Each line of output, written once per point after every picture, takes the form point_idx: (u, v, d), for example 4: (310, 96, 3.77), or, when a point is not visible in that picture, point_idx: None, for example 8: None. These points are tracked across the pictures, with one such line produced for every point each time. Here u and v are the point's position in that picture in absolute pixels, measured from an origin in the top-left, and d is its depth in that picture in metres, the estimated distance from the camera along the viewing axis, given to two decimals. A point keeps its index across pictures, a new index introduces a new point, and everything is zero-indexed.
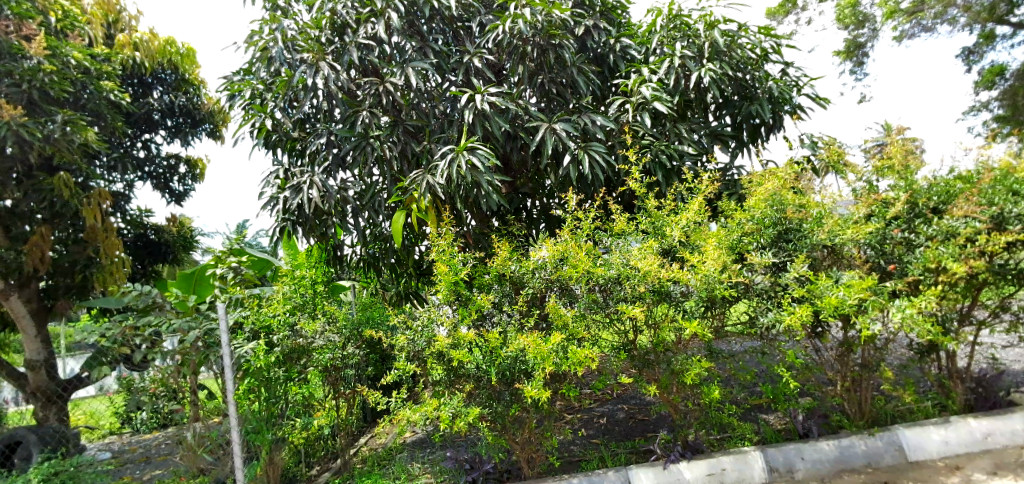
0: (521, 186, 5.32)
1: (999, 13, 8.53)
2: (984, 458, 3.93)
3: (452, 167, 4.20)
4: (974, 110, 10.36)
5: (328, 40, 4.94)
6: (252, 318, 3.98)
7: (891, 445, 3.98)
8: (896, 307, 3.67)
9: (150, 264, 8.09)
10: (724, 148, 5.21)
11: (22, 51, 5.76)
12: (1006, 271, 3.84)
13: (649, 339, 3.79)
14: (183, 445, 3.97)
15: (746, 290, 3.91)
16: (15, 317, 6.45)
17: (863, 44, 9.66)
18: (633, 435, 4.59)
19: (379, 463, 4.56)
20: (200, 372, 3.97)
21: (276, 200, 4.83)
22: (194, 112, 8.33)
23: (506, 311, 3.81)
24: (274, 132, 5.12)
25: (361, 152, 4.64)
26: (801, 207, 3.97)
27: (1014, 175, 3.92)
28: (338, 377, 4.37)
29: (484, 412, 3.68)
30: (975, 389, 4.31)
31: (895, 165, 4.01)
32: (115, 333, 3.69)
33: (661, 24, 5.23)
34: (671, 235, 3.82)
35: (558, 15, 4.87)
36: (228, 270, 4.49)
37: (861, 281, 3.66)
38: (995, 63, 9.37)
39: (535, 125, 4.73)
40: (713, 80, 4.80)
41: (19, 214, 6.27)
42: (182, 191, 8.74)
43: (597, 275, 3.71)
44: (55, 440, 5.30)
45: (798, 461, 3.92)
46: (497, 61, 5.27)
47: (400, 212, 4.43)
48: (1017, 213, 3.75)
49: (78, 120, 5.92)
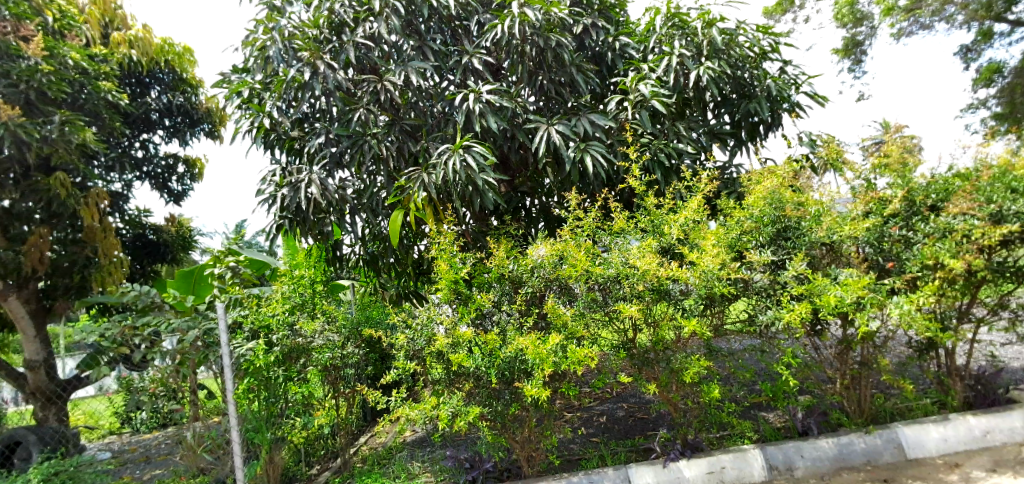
0: (520, 185, 5.27)
1: (997, 11, 8.53)
2: (984, 455, 3.93)
3: (447, 164, 4.22)
4: (972, 108, 10.36)
5: (327, 39, 4.94)
6: (252, 318, 3.99)
7: (890, 442, 3.99)
8: (894, 304, 3.67)
9: (150, 264, 8.05)
10: (723, 147, 5.23)
11: (20, 52, 5.77)
12: (1005, 268, 3.86)
13: (649, 338, 3.77)
14: (183, 444, 4.00)
15: (746, 288, 3.93)
16: (15, 318, 6.55)
17: (862, 42, 9.66)
18: (633, 433, 4.60)
19: (379, 462, 4.56)
20: (199, 371, 3.99)
21: (275, 199, 4.82)
22: (192, 111, 8.32)
23: (506, 310, 3.81)
24: (272, 132, 5.11)
25: (358, 150, 4.64)
26: (799, 204, 3.99)
27: (1012, 173, 3.92)
28: (338, 377, 4.35)
29: (484, 411, 3.69)
30: (974, 386, 4.32)
31: (893, 163, 4.01)
32: (115, 333, 3.71)
33: (659, 22, 5.25)
34: (670, 233, 3.82)
35: (557, 14, 4.87)
36: (227, 269, 4.42)
37: (858, 279, 3.67)
38: (993, 61, 9.37)
39: (534, 125, 4.75)
40: (711, 78, 4.79)
41: (18, 215, 6.24)
42: (181, 191, 8.73)
43: (597, 273, 3.71)
44: (55, 440, 5.30)
45: (797, 459, 3.93)
46: (496, 60, 5.27)
47: (399, 210, 4.43)
48: (1015, 211, 3.72)
49: (76, 120, 5.92)
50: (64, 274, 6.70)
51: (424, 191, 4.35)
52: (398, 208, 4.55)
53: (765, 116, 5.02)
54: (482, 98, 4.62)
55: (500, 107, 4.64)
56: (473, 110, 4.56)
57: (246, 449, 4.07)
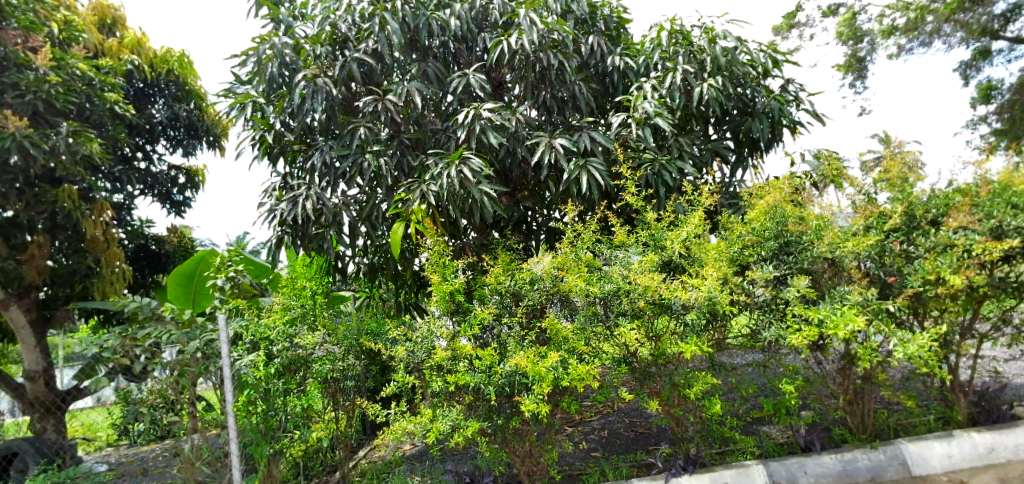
0: (522, 199, 5.24)
1: (993, 30, 8.61)
2: (989, 472, 3.91)
3: (445, 173, 4.26)
4: (972, 124, 10.40)
5: (329, 56, 4.98)
6: (251, 330, 4.07)
7: (893, 459, 3.95)
8: (898, 337, 3.61)
9: (150, 274, 8.05)
10: (723, 163, 5.29)
11: (28, 63, 5.82)
12: (1006, 284, 3.84)
13: (650, 352, 3.71)
14: (180, 457, 3.88)
15: (747, 304, 3.90)
16: (15, 328, 6.59)
17: (863, 58, 9.69)
18: (634, 449, 4.56)
19: (378, 476, 4.49)
20: (197, 383, 3.89)
21: (275, 212, 4.75)
22: (197, 124, 8.37)
23: (506, 324, 3.79)
24: (275, 146, 5.17)
25: (357, 166, 4.69)
26: (801, 219, 3.97)
27: (1012, 189, 3.97)
28: (338, 389, 4.27)
29: (484, 425, 3.68)
30: (978, 403, 4.29)
31: (894, 178, 4.02)
32: (116, 344, 3.80)
33: (663, 38, 5.22)
34: (671, 248, 3.82)
35: (560, 32, 4.90)
36: (227, 280, 4.30)
37: (853, 305, 3.69)
38: (990, 78, 9.45)
39: (535, 141, 4.78)
40: (714, 95, 4.81)
41: (19, 224, 6.21)
42: (183, 200, 8.76)
43: (596, 288, 3.69)
44: (50, 451, 5.31)
45: (800, 475, 3.90)
46: (498, 75, 5.33)
47: (400, 222, 4.34)
48: (1016, 226, 3.77)
49: (83, 131, 6.01)
50: (66, 284, 6.67)
51: (424, 201, 4.37)
52: (399, 219, 4.45)
53: (764, 134, 5.05)
54: (484, 113, 4.64)
55: (500, 124, 4.66)
56: (476, 126, 4.59)
57: (246, 462, 4.12)
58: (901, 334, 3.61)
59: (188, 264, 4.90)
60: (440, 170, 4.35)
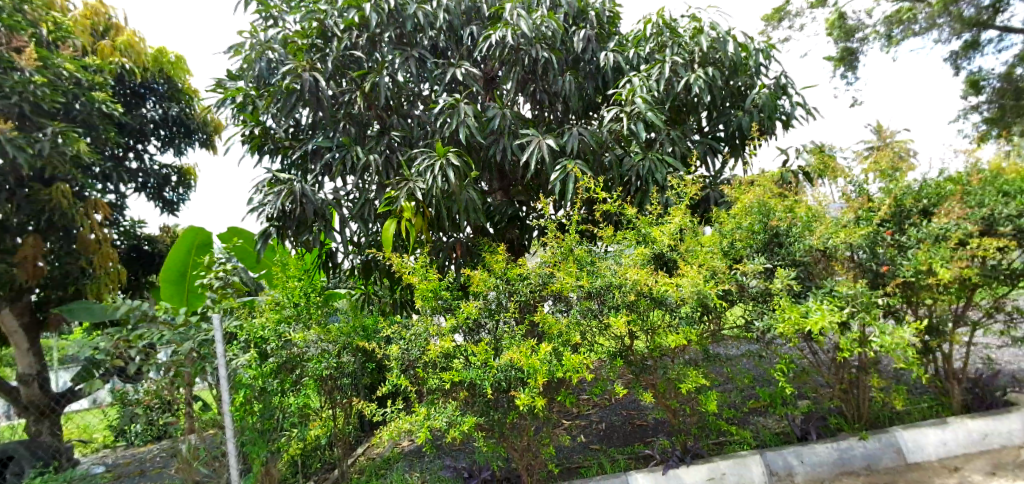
0: (516, 193, 5.25)
1: (982, 20, 8.65)
2: (982, 458, 3.96)
3: (429, 171, 4.26)
4: (965, 113, 10.43)
5: (318, 49, 4.92)
6: (245, 330, 3.97)
7: (889, 447, 3.98)
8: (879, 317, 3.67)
9: (143, 275, 8.01)
10: (714, 158, 5.24)
11: (12, 63, 5.71)
12: (998, 271, 3.89)
13: (645, 345, 3.77)
14: (178, 458, 3.90)
15: (742, 294, 3.91)
16: (7, 332, 6.58)
17: (854, 49, 9.70)
18: (632, 441, 4.59)
19: (377, 473, 4.50)
20: (194, 383, 3.92)
21: (260, 207, 4.64)
22: (187, 122, 8.31)
23: (502, 319, 3.77)
24: (265, 142, 5.13)
25: (342, 161, 4.69)
26: (788, 210, 4.00)
27: (1003, 177, 4.07)
28: (334, 386, 4.30)
29: (482, 420, 3.69)
30: (971, 390, 4.33)
31: (884, 168, 4.05)
32: (109, 345, 3.78)
33: (651, 32, 5.28)
34: (662, 241, 3.82)
35: (548, 26, 4.90)
36: (216, 279, 4.25)
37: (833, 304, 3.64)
38: (981, 67, 9.47)
39: (524, 139, 4.73)
40: (702, 86, 4.81)
41: (9, 228, 6.09)
42: (174, 200, 8.71)
43: (586, 284, 3.68)
44: (48, 456, 5.33)
45: (796, 464, 3.93)
46: (488, 70, 5.31)
47: (392, 221, 4.19)
48: (1007, 214, 3.84)
49: (69, 131, 5.95)
50: (59, 286, 6.69)
51: (412, 198, 4.34)
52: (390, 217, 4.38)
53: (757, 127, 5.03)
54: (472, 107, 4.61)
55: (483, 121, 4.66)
56: (460, 117, 4.56)
57: (243, 461, 4.06)
58: (882, 325, 3.63)
59: (178, 248, 5.09)
60: (426, 165, 4.36)
